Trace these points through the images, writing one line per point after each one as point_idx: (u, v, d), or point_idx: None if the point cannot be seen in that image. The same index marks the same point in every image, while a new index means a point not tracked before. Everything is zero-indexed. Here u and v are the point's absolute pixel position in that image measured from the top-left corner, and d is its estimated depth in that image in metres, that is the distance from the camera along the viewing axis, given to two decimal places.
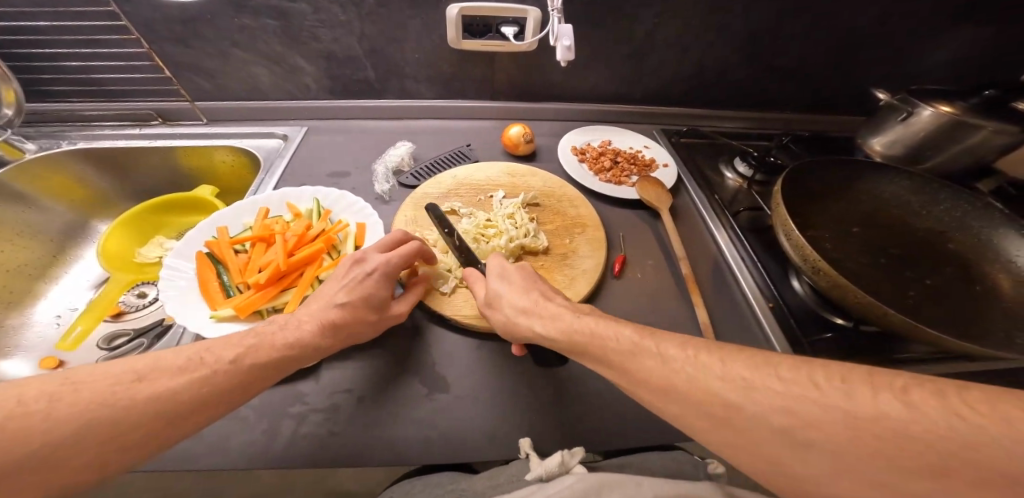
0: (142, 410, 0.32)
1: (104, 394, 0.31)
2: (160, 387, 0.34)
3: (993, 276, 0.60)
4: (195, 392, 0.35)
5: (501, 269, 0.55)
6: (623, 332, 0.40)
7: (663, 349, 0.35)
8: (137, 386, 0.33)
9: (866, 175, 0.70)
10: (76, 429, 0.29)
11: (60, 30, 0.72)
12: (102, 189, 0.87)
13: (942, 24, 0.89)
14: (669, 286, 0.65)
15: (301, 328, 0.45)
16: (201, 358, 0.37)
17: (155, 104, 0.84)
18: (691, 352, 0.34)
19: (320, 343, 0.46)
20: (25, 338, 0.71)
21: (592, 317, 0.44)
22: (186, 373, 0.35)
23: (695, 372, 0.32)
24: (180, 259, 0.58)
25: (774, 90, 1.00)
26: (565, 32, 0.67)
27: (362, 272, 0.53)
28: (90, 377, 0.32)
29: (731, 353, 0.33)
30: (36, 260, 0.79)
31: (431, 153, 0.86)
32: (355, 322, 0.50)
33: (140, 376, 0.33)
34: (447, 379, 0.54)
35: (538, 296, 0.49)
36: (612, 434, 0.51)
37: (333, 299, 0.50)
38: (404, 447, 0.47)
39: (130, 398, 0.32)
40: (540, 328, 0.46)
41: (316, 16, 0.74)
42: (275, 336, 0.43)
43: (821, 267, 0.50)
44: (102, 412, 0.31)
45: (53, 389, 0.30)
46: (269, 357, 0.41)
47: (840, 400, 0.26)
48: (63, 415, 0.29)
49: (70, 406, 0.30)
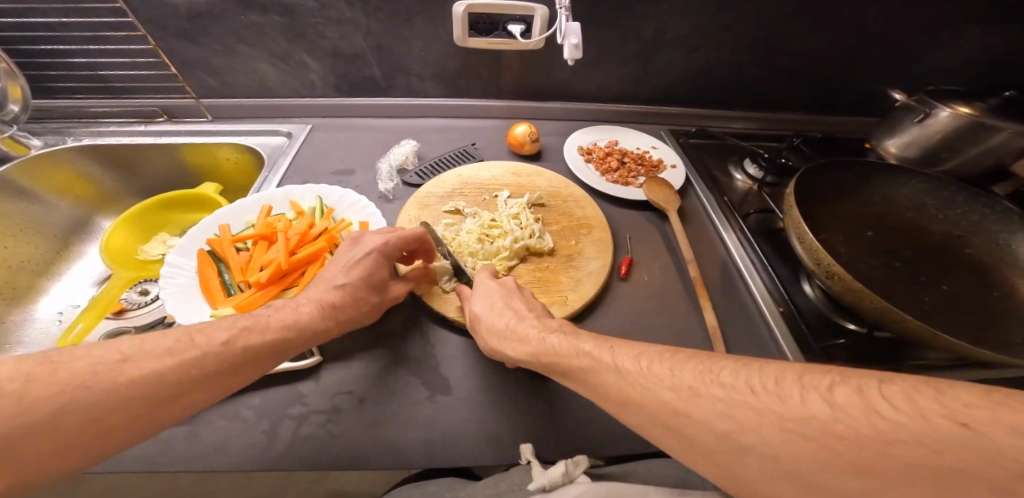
0: (127, 391, 0.31)
1: (86, 374, 0.30)
2: (146, 369, 0.32)
3: (1011, 280, 0.58)
4: (182, 374, 0.34)
5: (483, 286, 0.55)
6: (583, 347, 0.39)
7: (645, 365, 0.34)
8: (123, 367, 0.32)
9: (882, 178, 0.68)
10: (54, 411, 0.28)
11: (69, 26, 0.72)
12: (108, 185, 0.87)
13: (959, 24, 0.87)
14: (677, 289, 0.63)
15: (299, 310, 0.45)
16: (192, 339, 0.36)
17: (161, 101, 0.83)
18: (644, 364, 0.34)
19: (320, 326, 0.46)
20: (26, 335, 0.72)
21: (558, 335, 0.43)
22: (175, 355, 0.34)
23: (646, 381, 0.33)
24: (181, 256, 0.57)
25: (784, 90, 0.98)
26: (573, 30, 0.66)
27: (360, 252, 0.53)
28: (73, 357, 0.30)
29: (681, 362, 0.33)
30: (39, 256, 0.78)
31: (436, 151, 0.86)
32: (354, 304, 0.50)
33: (126, 356, 0.32)
34: (449, 380, 0.53)
35: (511, 318, 0.48)
36: (617, 439, 0.49)
37: (333, 280, 0.50)
38: (404, 450, 0.46)
39: (113, 379, 0.31)
40: (511, 353, 0.46)
41: (322, 13, 0.74)
42: (270, 317, 0.43)
43: (835, 271, 0.49)
44: (84, 392, 0.29)
45: (33, 367, 0.28)
46: (262, 339, 0.40)
47: (789, 397, 0.26)
48: (39, 397, 0.27)
49: (48, 387, 0.28)
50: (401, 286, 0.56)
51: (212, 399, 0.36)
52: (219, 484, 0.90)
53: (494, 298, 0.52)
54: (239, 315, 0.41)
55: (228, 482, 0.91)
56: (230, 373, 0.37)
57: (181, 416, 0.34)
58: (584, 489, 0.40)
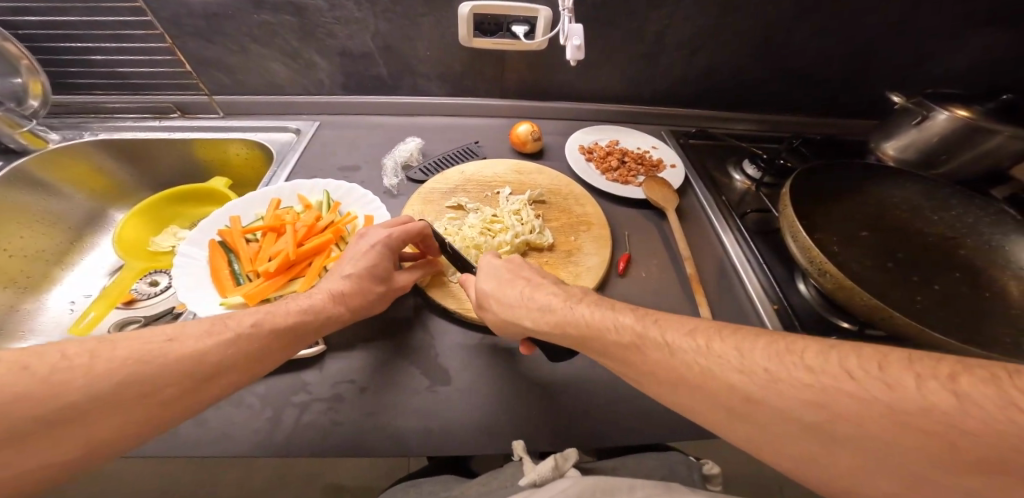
0: (174, 368, 0.33)
1: (140, 352, 0.32)
2: (188, 348, 0.34)
3: (1002, 281, 0.59)
4: (222, 355, 0.36)
5: (493, 267, 0.55)
6: (623, 321, 0.39)
7: (669, 339, 0.34)
8: (170, 346, 0.34)
9: (880, 180, 0.69)
10: (113, 385, 0.30)
11: (89, 25, 0.74)
12: (121, 178, 0.89)
13: (961, 29, 0.88)
14: (675, 286, 0.64)
15: (312, 297, 0.47)
16: (225, 323, 0.38)
17: (176, 98, 0.87)
18: (702, 343, 0.32)
19: (333, 311, 0.48)
20: (38, 322, 0.74)
21: (587, 305, 0.43)
22: (214, 336, 0.37)
23: (707, 363, 0.31)
24: (194, 247, 0.59)
25: (787, 93, 0.99)
26: (576, 32, 0.67)
27: (366, 244, 0.55)
28: (122, 336, 0.32)
29: (748, 340, 0.31)
30: (54, 247, 0.81)
31: (439, 148, 0.87)
32: (362, 292, 0.52)
33: (171, 337, 0.34)
34: (448, 370, 0.55)
35: (525, 287, 0.49)
36: (609, 429, 0.51)
37: (340, 271, 0.52)
38: (404, 437, 0.48)
39: (164, 357, 0.33)
40: (530, 323, 0.46)
41: (332, 13, 0.76)
42: (288, 304, 0.45)
43: (827, 268, 0.50)
44: (141, 368, 0.31)
45: (92, 346, 0.30)
46: (287, 322, 0.43)
47: None
48: (101, 371, 0.30)
49: (109, 363, 0.30)
50: (407, 276, 0.58)
51: (243, 381, 0.37)
52: (221, 473, 0.93)
53: (501, 274, 0.53)
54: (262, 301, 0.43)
55: (229, 471, 0.93)
56: (263, 359, 0.39)
57: (219, 395, 0.35)
58: (572, 482, 0.41)
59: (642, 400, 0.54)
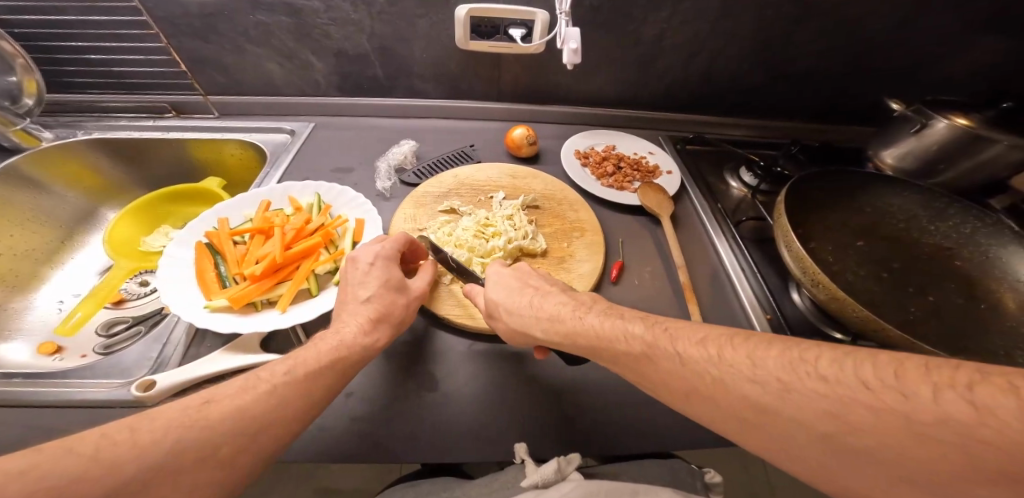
0: (227, 425, 0.33)
1: (183, 417, 0.32)
2: (228, 407, 0.34)
3: (998, 293, 0.58)
4: (266, 404, 0.36)
5: (499, 275, 0.56)
6: (633, 330, 0.39)
7: (680, 349, 0.35)
8: (208, 407, 0.33)
9: (878, 188, 0.68)
10: (167, 451, 0.30)
11: (85, 24, 0.74)
12: (113, 177, 0.89)
13: (960, 36, 0.87)
14: (668, 294, 0.63)
15: (342, 332, 0.46)
16: (257, 376, 0.37)
17: (169, 97, 0.86)
18: (713, 352, 0.33)
19: (366, 341, 0.46)
20: (24, 322, 0.71)
21: (596, 315, 0.43)
22: (248, 391, 0.36)
23: (721, 374, 0.31)
24: (181, 247, 0.59)
25: (784, 98, 0.98)
26: (573, 35, 0.67)
27: (363, 266, 0.53)
28: (163, 408, 0.32)
29: (760, 348, 0.31)
30: (45, 246, 0.80)
31: (435, 151, 0.87)
32: (391, 310, 0.51)
33: (207, 399, 0.34)
34: (436, 377, 0.54)
35: (534, 296, 0.50)
36: (598, 443, 0.49)
37: (357, 296, 0.51)
38: (390, 447, 0.47)
39: (207, 419, 0.32)
40: (539, 333, 0.47)
41: (328, 15, 0.75)
42: (319, 345, 0.43)
43: (820, 279, 0.49)
44: (187, 432, 0.31)
45: (132, 421, 0.30)
46: (320, 360, 0.41)
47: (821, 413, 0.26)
48: (149, 441, 0.29)
49: (153, 433, 0.30)
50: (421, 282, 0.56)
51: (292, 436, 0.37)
52: None
53: (510, 282, 0.53)
54: (293, 350, 0.42)
55: None
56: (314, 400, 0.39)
57: (281, 442, 0.36)
58: (574, 486, 0.42)
59: (636, 412, 0.52)
